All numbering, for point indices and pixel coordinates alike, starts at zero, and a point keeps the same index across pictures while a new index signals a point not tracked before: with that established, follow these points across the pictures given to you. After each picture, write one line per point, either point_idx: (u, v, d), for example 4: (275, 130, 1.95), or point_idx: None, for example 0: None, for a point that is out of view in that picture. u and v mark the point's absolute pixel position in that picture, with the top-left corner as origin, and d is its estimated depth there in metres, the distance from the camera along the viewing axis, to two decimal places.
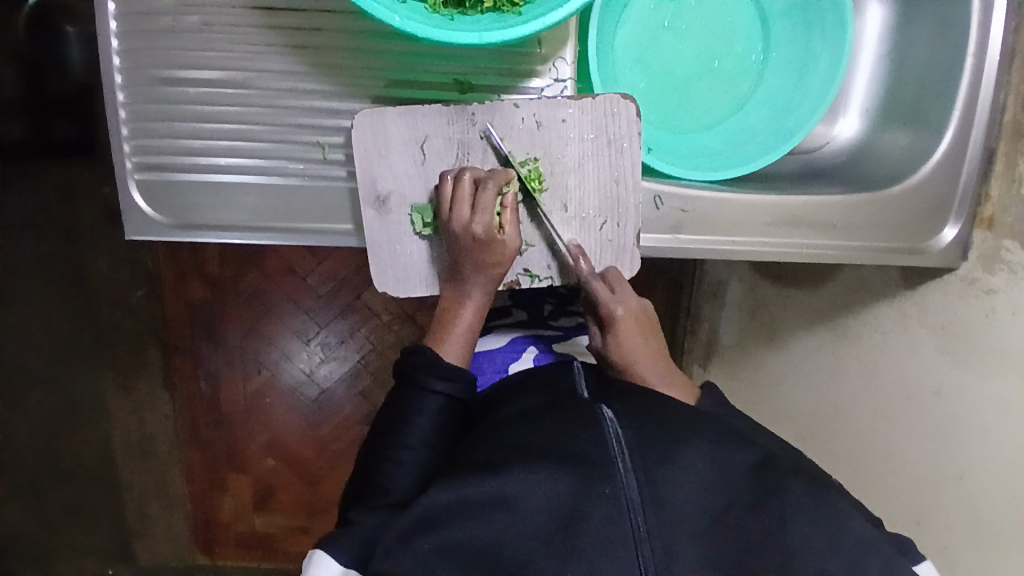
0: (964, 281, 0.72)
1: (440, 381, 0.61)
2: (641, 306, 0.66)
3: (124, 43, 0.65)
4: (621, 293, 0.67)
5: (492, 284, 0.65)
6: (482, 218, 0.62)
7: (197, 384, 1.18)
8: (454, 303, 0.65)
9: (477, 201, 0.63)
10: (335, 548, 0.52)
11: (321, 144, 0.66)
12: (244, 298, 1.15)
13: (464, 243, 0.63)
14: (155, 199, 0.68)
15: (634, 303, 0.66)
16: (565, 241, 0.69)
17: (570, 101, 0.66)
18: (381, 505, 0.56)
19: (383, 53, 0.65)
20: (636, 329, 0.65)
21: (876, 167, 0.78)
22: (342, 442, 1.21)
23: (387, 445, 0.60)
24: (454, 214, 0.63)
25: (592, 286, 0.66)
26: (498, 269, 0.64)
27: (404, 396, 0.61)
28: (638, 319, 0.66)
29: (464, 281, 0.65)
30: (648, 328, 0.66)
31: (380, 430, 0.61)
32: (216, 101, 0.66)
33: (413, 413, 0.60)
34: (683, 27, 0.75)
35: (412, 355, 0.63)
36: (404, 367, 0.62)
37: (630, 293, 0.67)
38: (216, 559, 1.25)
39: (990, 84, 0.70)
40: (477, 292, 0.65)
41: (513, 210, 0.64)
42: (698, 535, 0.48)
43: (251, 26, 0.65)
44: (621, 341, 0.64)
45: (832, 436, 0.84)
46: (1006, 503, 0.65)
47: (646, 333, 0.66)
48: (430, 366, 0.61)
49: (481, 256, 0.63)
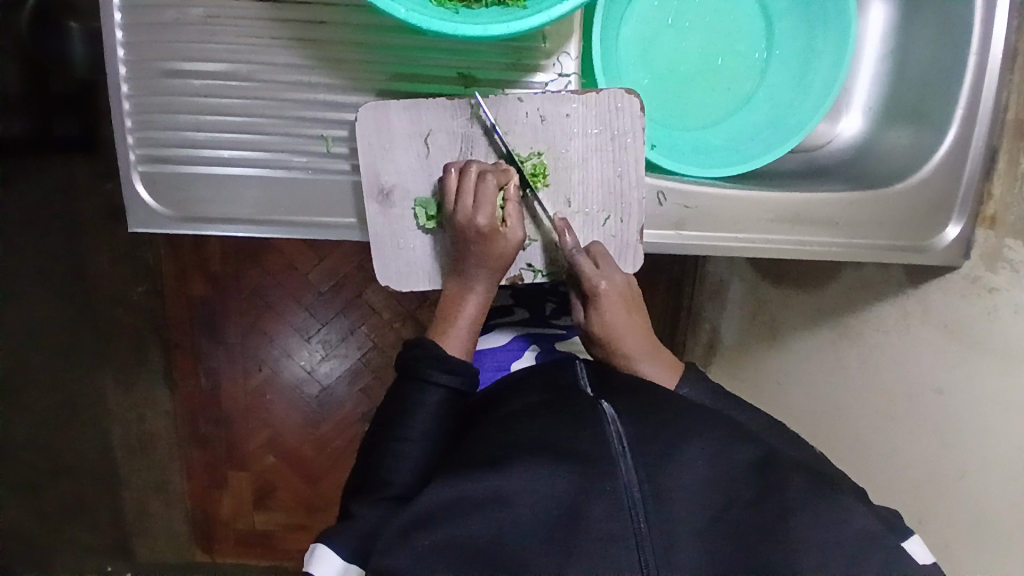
0: (966, 279, 0.72)
1: (442, 373, 0.61)
2: (625, 282, 0.68)
3: (129, 35, 0.65)
4: (607, 268, 0.67)
5: (494, 278, 0.65)
6: (485, 210, 0.62)
7: (197, 380, 1.18)
8: (457, 296, 0.65)
9: (480, 192, 0.63)
10: (334, 544, 0.52)
11: (325, 138, 0.67)
12: (245, 296, 1.16)
13: (467, 236, 0.63)
14: (158, 192, 0.68)
15: (618, 279, 0.67)
16: (549, 213, 0.68)
17: (574, 96, 0.66)
18: (381, 498, 0.56)
19: (388, 47, 0.66)
20: (620, 304, 0.66)
21: (878, 165, 0.79)
22: (342, 440, 1.21)
23: (388, 438, 0.60)
24: (459, 205, 0.63)
25: (578, 261, 0.66)
26: (500, 263, 0.65)
27: (405, 389, 0.61)
28: (624, 295, 0.67)
29: (467, 274, 0.65)
30: (632, 303, 0.68)
31: (380, 424, 0.61)
32: (221, 94, 0.66)
33: (414, 407, 0.60)
34: (686, 24, 0.75)
35: (414, 348, 0.63)
36: (406, 360, 0.62)
37: (615, 269, 0.67)
38: (216, 557, 1.24)
39: (993, 82, 0.70)
40: (481, 285, 0.65)
41: (516, 203, 0.65)
42: (698, 533, 0.49)
43: (256, 19, 0.65)
44: (606, 317, 0.66)
45: (833, 434, 0.84)
46: (1007, 501, 0.65)
47: (630, 307, 0.68)
48: (432, 359, 0.61)
49: (484, 248, 0.64)
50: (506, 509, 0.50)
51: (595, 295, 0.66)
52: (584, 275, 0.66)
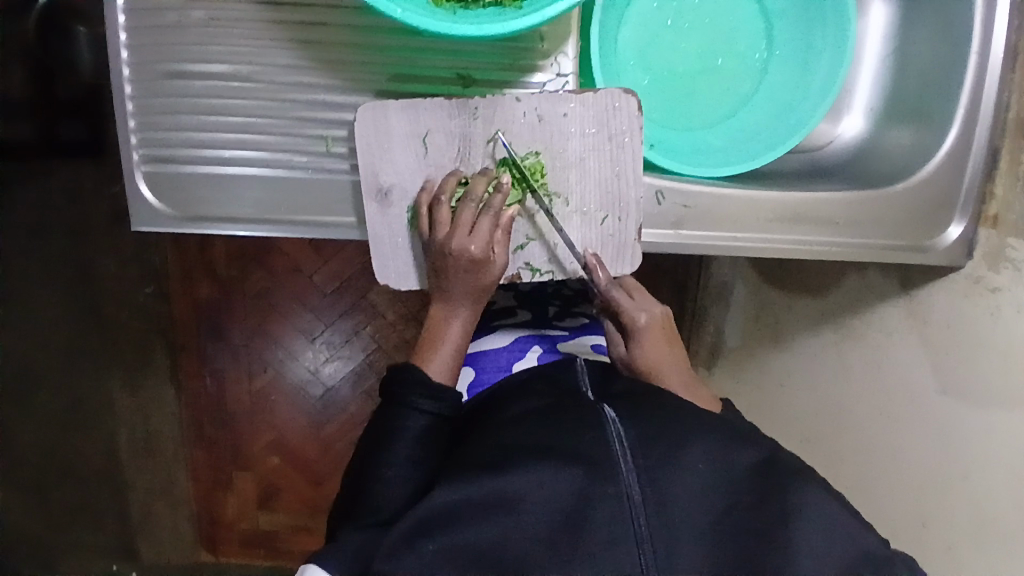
0: (969, 279, 0.71)
1: (428, 400, 0.60)
2: (663, 313, 0.71)
3: (133, 38, 0.66)
4: (643, 302, 0.71)
5: (480, 303, 0.65)
6: (481, 242, 0.62)
7: (203, 382, 1.21)
8: (441, 321, 0.65)
9: (477, 225, 0.62)
10: (333, 556, 0.51)
11: (324, 137, 0.67)
12: (250, 300, 1.17)
13: (458, 263, 0.62)
14: (161, 191, 0.69)
15: (657, 311, 0.70)
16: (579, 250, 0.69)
17: (571, 96, 0.66)
18: (366, 525, 0.56)
19: (386, 48, 0.66)
20: (660, 336, 0.69)
21: (879, 165, 0.78)
22: (346, 441, 1.22)
23: (378, 454, 0.59)
24: (454, 236, 0.62)
25: (613, 296, 0.69)
26: (485, 292, 0.64)
27: (390, 414, 0.60)
28: (663, 326, 0.70)
29: (454, 299, 0.64)
30: (670, 334, 0.71)
31: (369, 441, 0.60)
32: (222, 95, 0.66)
33: (400, 432, 0.58)
34: (685, 25, 0.75)
35: (400, 374, 0.61)
36: (392, 386, 0.61)
37: (652, 301, 0.71)
38: (220, 556, 1.27)
39: (995, 80, 0.70)
40: (466, 307, 0.65)
41: (506, 228, 0.64)
42: (699, 534, 0.49)
43: (256, 21, 0.65)
44: (646, 350, 0.69)
45: (836, 437, 0.84)
46: (1012, 505, 0.65)
47: (669, 338, 0.71)
48: (420, 385, 0.60)
49: (470, 272, 0.63)
50: (510, 512, 0.50)
51: (635, 328, 0.69)
52: (621, 309, 0.69)
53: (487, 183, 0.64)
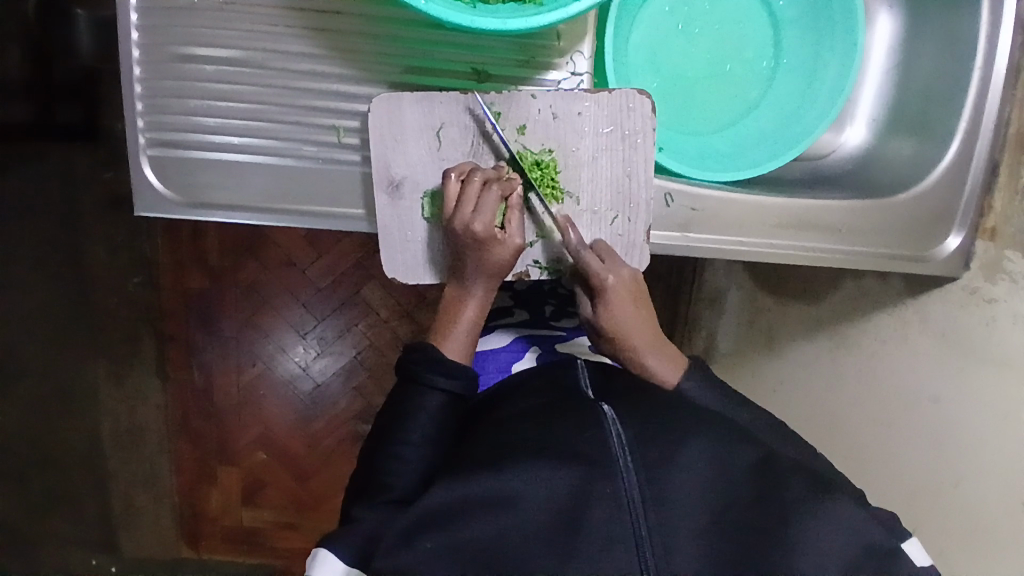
0: (965, 290, 0.73)
1: (444, 378, 0.60)
2: (632, 275, 0.67)
3: (144, 18, 0.65)
4: (612, 263, 0.67)
5: (493, 285, 0.65)
6: (483, 217, 0.62)
7: (189, 373, 1.19)
8: (456, 300, 0.65)
9: (482, 200, 0.62)
10: (337, 546, 0.50)
11: (336, 128, 0.67)
12: (242, 289, 1.16)
13: (464, 242, 0.62)
14: (166, 175, 0.68)
15: (626, 273, 0.66)
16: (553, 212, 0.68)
17: (585, 95, 0.66)
18: (383, 502, 0.55)
19: (401, 40, 0.66)
20: (628, 298, 0.66)
21: (882, 174, 0.80)
22: (334, 438, 1.21)
23: (389, 441, 0.59)
24: (458, 211, 0.62)
25: (582, 257, 0.66)
26: (500, 271, 0.64)
27: (405, 393, 0.61)
28: (631, 289, 0.66)
29: (467, 279, 0.64)
30: (639, 296, 0.67)
31: (381, 427, 0.61)
32: (232, 80, 0.66)
33: (415, 411, 0.59)
34: (695, 30, 0.76)
35: (414, 353, 0.62)
36: (406, 365, 0.62)
37: (621, 263, 0.67)
38: (202, 552, 1.26)
39: (997, 97, 0.72)
40: (480, 291, 0.65)
41: (518, 209, 0.64)
42: (698, 533, 0.48)
43: (272, 7, 0.65)
44: (614, 313, 0.66)
45: (827, 443, 0.85)
46: (1003, 510, 0.66)
47: (637, 302, 0.67)
48: (432, 363, 0.61)
49: (484, 253, 0.63)
50: (510, 511, 0.49)
51: (603, 289, 0.66)
52: (590, 271, 0.66)
53: (496, 173, 0.65)
